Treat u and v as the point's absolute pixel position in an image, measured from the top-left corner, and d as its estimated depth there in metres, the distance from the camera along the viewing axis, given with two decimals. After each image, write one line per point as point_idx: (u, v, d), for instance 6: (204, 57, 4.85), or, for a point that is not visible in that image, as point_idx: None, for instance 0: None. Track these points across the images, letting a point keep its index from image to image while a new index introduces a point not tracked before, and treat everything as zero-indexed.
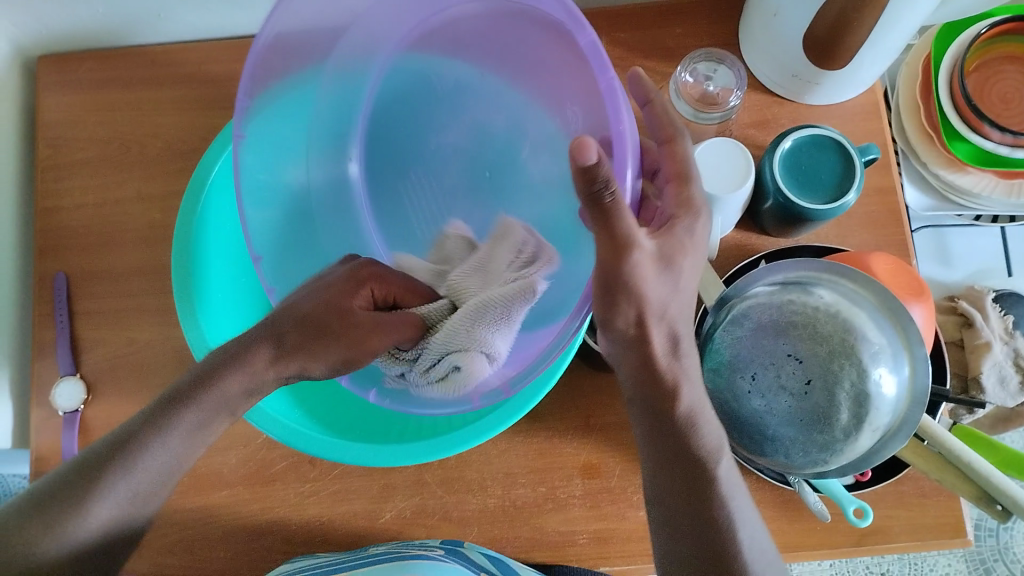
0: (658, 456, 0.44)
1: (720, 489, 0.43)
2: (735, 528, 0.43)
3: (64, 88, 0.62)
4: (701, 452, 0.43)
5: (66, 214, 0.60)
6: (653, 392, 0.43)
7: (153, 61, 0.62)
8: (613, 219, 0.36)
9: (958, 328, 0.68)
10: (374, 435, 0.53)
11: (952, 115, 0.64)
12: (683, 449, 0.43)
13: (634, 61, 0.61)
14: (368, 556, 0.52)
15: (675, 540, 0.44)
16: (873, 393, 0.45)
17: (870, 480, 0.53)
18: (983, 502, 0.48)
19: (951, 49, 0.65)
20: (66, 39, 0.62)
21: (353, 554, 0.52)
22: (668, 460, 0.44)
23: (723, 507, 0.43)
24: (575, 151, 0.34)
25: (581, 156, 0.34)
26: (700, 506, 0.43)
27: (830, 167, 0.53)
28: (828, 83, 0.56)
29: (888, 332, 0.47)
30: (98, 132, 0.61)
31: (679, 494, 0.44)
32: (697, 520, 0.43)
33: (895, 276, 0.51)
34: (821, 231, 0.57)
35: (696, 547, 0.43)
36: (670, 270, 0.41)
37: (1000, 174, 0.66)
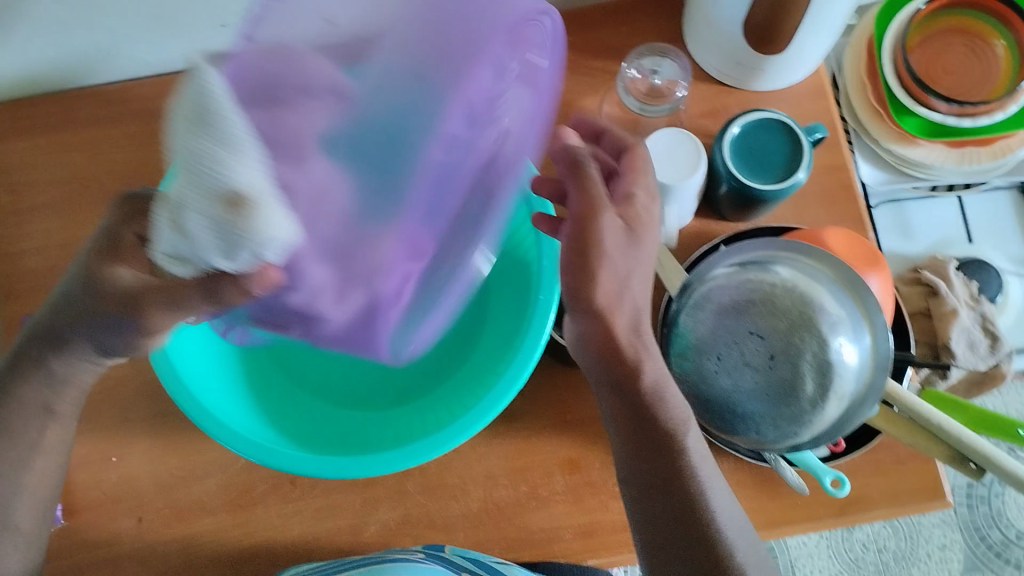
0: (628, 429, 0.45)
1: (688, 458, 0.44)
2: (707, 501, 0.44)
3: (22, 132, 0.63)
4: (669, 421, 0.44)
5: (31, 256, 0.61)
6: (616, 366, 0.44)
7: (108, 99, 0.63)
8: (590, 188, 0.43)
9: (924, 298, 0.69)
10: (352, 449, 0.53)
11: (899, 91, 0.66)
12: (654, 421, 0.44)
13: (582, 62, 0.63)
14: (348, 562, 0.52)
15: (645, 514, 0.45)
16: (835, 361, 0.46)
17: (844, 450, 0.54)
18: (956, 462, 0.49)
19: (893, 26, 0.67)
20: (20, 85, 0.62)
21: (334, 561, 0.53)
22: (638, 431, 0.45)
23: (695, 474, 0.44)
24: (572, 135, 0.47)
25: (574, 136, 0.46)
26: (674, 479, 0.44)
27: (778, 147, 0.54)
28: (771, 68, 0.58)
29: (846, 303, 0.48)
30: (58, 172, 0.62)
31: (646, 463, 0.45)
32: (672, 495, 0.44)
33: (850, 247, 0.52)
34: (777, 211, 0.59)
35: (670, 518, 0.44)
36: (634, 238, 0.44)
37: (950, 144, 0.67)
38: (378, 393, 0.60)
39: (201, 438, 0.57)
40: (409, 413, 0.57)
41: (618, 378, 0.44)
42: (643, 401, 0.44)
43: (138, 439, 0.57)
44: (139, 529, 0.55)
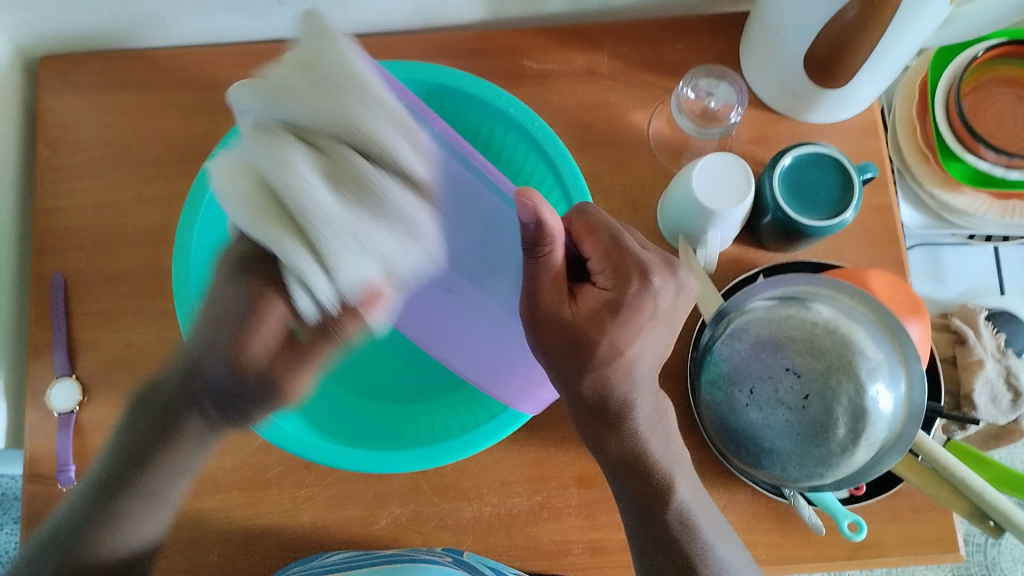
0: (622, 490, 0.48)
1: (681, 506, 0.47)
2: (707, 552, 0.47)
3: (68, 89, 0.62)
4: (658, 484, 0.46)
5: (65, 215, 0.60)
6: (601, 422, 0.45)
7: (157, 63, 0.62)
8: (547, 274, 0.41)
9: (952, 345, 0.68)
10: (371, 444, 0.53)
11: (948, 135, 0.65)
12: (644, 481, 0.46)
13: (636, 75, 0.62)
14: (378, 557, 0.53)
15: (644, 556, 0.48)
16: (870, 408, 0.46)
17: (865, 493, 0.53)
18: (975, 518, 0.49)
19: (950, 68, 0.66)
20: (70, 41, 0.62)
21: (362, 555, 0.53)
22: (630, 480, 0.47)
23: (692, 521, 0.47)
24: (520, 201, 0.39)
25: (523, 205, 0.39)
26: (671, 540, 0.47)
27: (830, 185, 0.54)
28: (827, 102, 0.57)
29: (885, 347, 0.47)
30: (100, 133, 0.62)
31: (641, 525, 0.48)
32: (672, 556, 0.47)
33: (892, 292, 0.52)
34: (818, 246, 0.58)
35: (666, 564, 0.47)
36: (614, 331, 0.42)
37: (994, 196, 0.66)
38: (399, 390, 0.61)
39: None
40: (429, 413, 0.57)
41: (593, 432, 0.46)
42: (636, 466, 0.46)
43: None
44: None
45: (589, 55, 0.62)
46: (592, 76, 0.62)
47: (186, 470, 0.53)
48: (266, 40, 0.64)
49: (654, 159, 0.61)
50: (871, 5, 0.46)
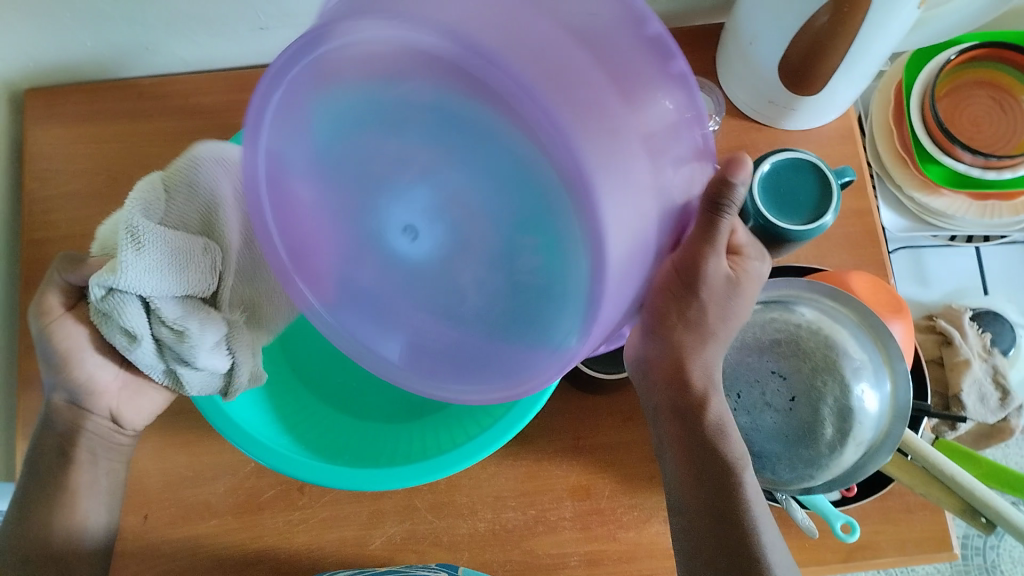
0: (686, 457, 0.45)
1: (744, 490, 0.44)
2: (762, 539, 0.44)
3: (52, 121, 0.63)
4: (731, 457, 0.44)
5: (51, 245, 0.61)
6: (683, 392, 0.44)
7: (142, 92, 0.63)
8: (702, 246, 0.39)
9: (938, 346, 0.69)
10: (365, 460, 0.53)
11: (925, 139, 0.66)
12: (715, 450, 0.44)
13: None
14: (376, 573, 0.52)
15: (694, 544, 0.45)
16: (856, 407, 0.46)
17: (855, 495, 0.54)
18: (967, 515, 0.49)
19: (923, 74, 0.67)
20: (54, 73, 0.62)
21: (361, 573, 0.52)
22: (697, 463, 0.45)
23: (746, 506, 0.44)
24: (733, 167, 0.38)
25: (738, 170, 0.37)
26: (734, 525, 0.44)
27: (808, 190, 0.54)
28: (804, 109, 0.58)
29: (869, 348, 0.48)
30: (85, 162, 0.62)
31: (707, 493, 0.44)
32: (730, 543, 0.44)
33: (874, 292, 0.52)
34: (800, 252, 0.59)
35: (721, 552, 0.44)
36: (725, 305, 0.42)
37: (973, 197, 0.67)
38: (393, 406, 0.60)
39: (211, 440, 0.57)
40: (423, 428, 0.57)
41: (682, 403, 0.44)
42: (709, 433, 0.44)
43: (149, 436, 0.57)
44: (141, 527, 0.55)
45: None
46: None
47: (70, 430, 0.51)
48: (248, 66, 0.65)
49: None
50: (840, 11, 0.47)
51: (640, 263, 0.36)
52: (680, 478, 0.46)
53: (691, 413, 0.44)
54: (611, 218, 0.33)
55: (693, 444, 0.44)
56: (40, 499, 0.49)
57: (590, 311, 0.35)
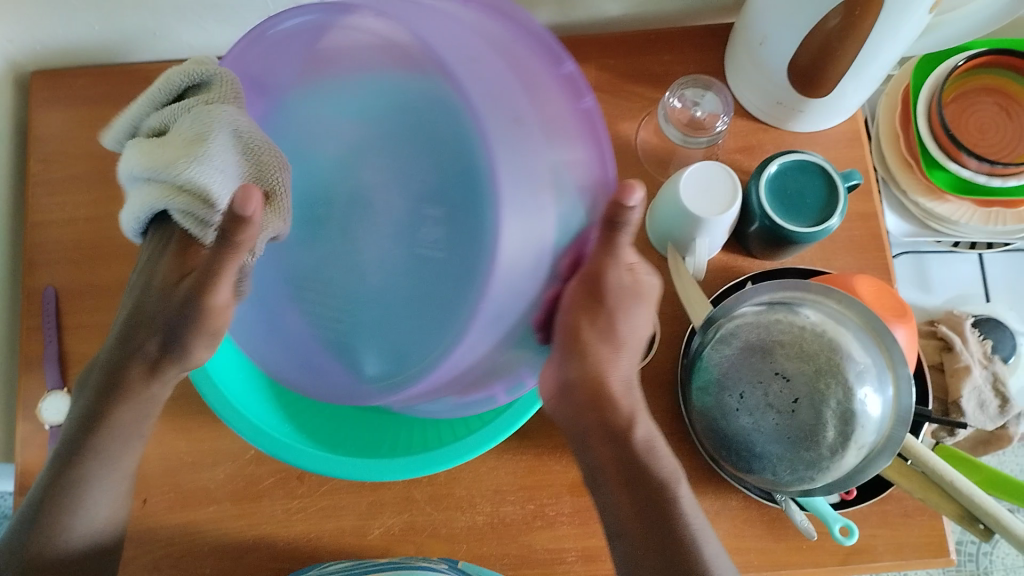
0: (616, 476, 0.46)
1: (683, 508, 0.45)
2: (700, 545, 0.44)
3: (58, 103, 0.62)
4: (660, 471, 0.46)
5: (53, 228, 0.60)
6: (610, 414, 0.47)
7: (148, 77, 0.63)
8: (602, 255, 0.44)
9: (939, 351, 0.69)
10: (368, 451, 0.53)
11: (931, 144, 0.66)
12: (645, 467, 0.46)
13: (623, 86, 0.63)
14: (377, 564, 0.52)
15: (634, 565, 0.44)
16: (858, 411, 0.46)
17: (855, 498, 0.54)
18: (965, 521, 0.49)
19: (931, 79, 0.67)
20: (60, 55, 0.62)
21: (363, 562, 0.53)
22: (633, 485, 0.45)
23: (687, 527, 0.44)
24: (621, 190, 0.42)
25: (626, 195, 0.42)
26: (670, 537, 0.44)
27: (815, 192, 0.54)
28: (812, 111, 0.58)
29: (872, 352, 0.48)
30: (89, 146, 0.62)
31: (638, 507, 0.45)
32: (668, 552, 0.44)
33: (878, 296, 0.52)
34: (805, 253, 0.59)
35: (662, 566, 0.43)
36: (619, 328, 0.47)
37: (978, 203, 0.67)
38: None
39: (210, 427, 0.57)
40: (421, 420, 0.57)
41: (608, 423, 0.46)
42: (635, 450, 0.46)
43: None
44: (141, 511, 0.55)
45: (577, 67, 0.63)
46: None
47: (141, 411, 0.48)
48: None
49: (642, 168, 0.61)
50: (852, 15, 0.47)
51: (540, 265, 0.45)
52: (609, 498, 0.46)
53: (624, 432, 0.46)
54: (513, 224, 0.45)
55: (626, 459, 0.46)
56: (75, 481, 0.46)
57: (482, 285, 0.48)
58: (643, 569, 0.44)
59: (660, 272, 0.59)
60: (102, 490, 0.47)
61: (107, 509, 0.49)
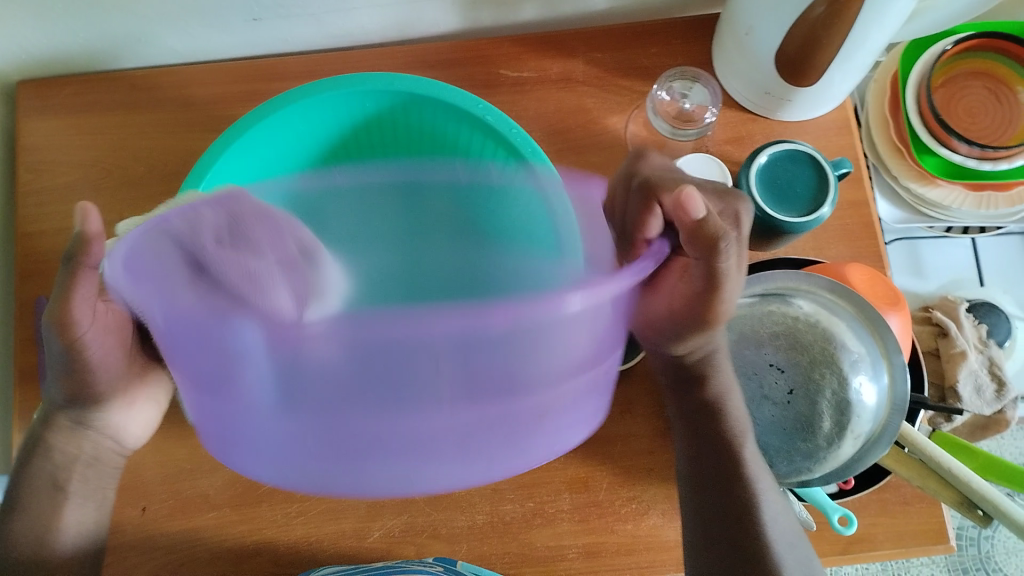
0: (689, 434, 0.49)
1: (746, 461, 0.47)
2: (761, 511, 0.46)
3: (44, 113, 0.62)
4: (728, 431, 0.48)
5: (42, 239, 0.60)
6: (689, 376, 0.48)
7: (133, 84, 0.62)
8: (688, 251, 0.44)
9: (935, 337, 0.69)
10: None
11: (921, 130, 0.66)
12: (713, 424, 0.48)
13: (612, 80, 0.62)
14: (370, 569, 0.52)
15: (690, 517, 0.48)
16: (854, 401, 0.46)
17: (853, 487, 0.54)
18: (963, 507, 0.49)
19: (920, 64, 0.67)
20: (44, 64, 0.62)
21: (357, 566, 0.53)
22: (699, 443, 0.49)
23: (753, 484, 0.46)
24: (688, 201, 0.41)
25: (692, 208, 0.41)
26: (733, 503, 0.47)
27: (805, 180, 0.54)
28: (800, 100, 0.58)
29: (867, 341, 0.48)
30: (77, 155, 0.61)
31: (709, 467, 0.48)
32: (732, 519, 0.46)
33: (871, 284, 0.52)
34: (798, 243, 0.58)
35: (720, 513, 0.47)
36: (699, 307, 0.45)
37: (969, 187, 0.67)
38: None
39: None
40: None
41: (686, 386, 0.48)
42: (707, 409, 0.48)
43: None
44: (140, 520, 0.54)
45: (564, 61, 0.63)
46: (567, 82, 0.62)
47: (50, 481, 0.47)
48: (241, 57, 0.64)
49: None
50: (837, 2, 0.47)
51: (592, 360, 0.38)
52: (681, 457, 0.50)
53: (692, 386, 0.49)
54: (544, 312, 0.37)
55: (689, 414, 0.50)
56: (32, 497, 0.47)
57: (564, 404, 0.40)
58: (709, 533, 0.47)
59: None
60: (50, 500, 0.47)
61: (80, 519, 0.49)
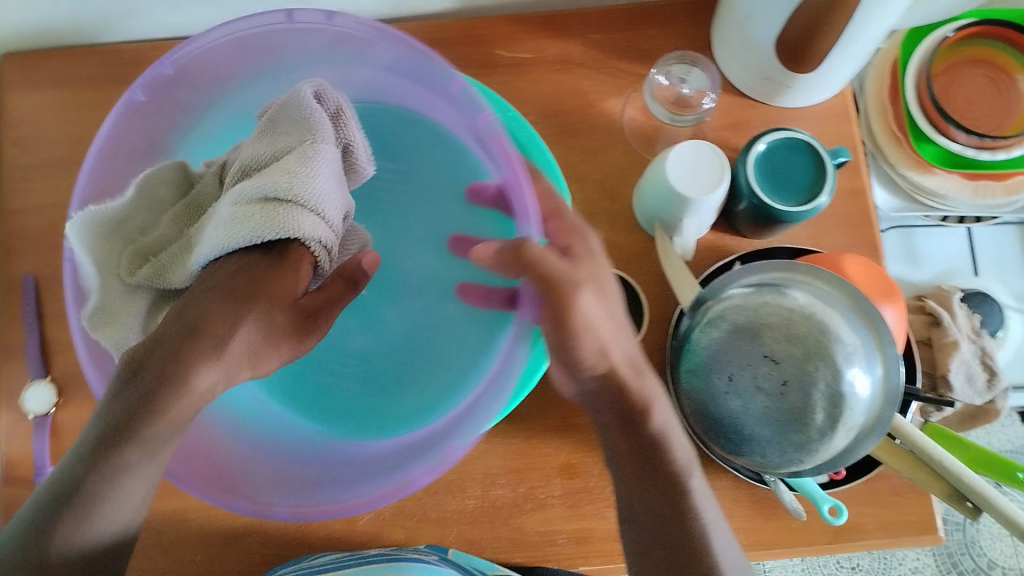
0: (632, 459, 0.48)
1: (693, 499, 0.47)
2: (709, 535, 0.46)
3: (30, 87, 0.61)
4: (674, 461, 0.47)
5: (29, 216, 0.59)
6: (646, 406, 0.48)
7: (121, 59, 0.61)
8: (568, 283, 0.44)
9: (927, 327, 0.69)
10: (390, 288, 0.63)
11: (920, 118, 0.65)
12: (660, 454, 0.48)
13: (609, 63, 0.61)
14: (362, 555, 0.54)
15: (641, 552, 0.47)
16: (847, 393, 0.46)
17: (844, 477, 0.54)
18: (953, 500, 0.49)
19: (921, 50, 0.66)
20: (30, 37, 0.60)
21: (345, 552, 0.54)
22: (645, 468, 0.48)
23: (699, 518, 0.46)
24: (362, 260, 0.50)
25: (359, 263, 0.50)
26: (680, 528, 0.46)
27: (804, 168, 0.54)
28: (800, 86, 0.57)
29: (861, 332, 0.48)
30: (64, 131, 0.60)
31: (655, 495, 0.47)
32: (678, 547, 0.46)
33: (868, 276, 0.51)
34: (794, 231, 0.58)
35: (664, 542, 0.46)
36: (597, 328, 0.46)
37: (966, 175, 0.67)
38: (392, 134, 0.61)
39: None
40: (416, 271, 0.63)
41: (625, 412, 0.48)
42: (650, 439, 0.48)
43: None
44: None
45: (561, 42, 0.62)
46: (564, 64, 0.61)
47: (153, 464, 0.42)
48: None
49: (629, 147, 0.60)
50: None
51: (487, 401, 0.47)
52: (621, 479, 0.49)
53: (638, 420, 0.48)
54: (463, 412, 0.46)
55: (636, 449, 0.48)
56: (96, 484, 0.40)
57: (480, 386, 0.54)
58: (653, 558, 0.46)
59: (649, 253, 0.58)
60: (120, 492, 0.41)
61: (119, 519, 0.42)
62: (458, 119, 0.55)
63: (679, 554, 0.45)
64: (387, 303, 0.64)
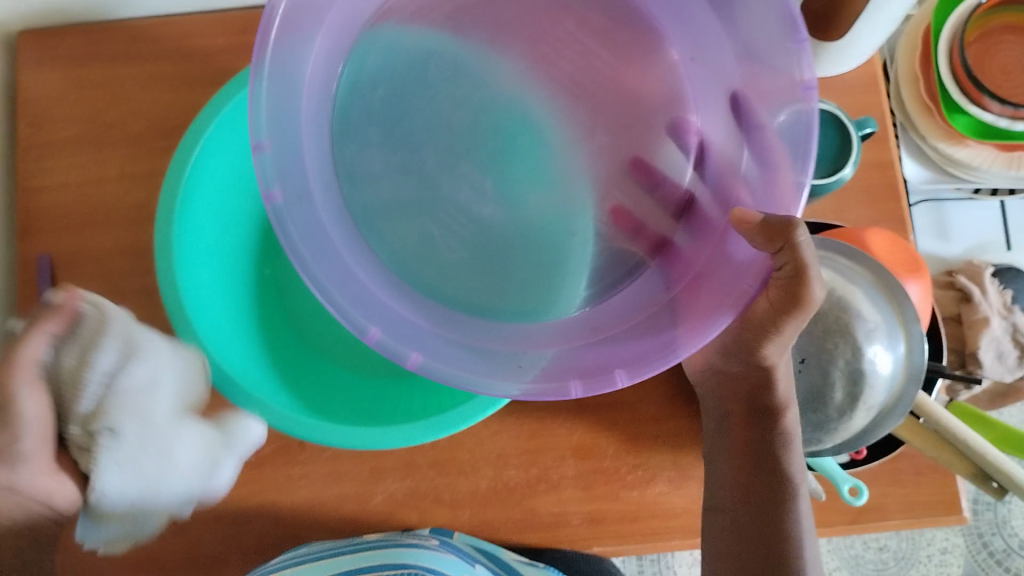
0: (745, 457, 0.47)
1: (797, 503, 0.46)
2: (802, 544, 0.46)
3: (45, 64, 0.60)
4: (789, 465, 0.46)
5: (46, 195, 0.59)
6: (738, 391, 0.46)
7: (136, 36, 0.61)
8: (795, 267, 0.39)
9: (956, 303, 0.66)
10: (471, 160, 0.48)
11: (951, 86, 0.63)
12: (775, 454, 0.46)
13: None
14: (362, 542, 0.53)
15: (722, 542, 0.47)
16: (867, 371, 0.46)
17: (865, 457, 0.53)
18: (978, 479, 0.48)
19: (952, 18, 0.63)
20: (46, 16, 0.60)
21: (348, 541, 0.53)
22: (753, 467, 0.47)
23: (796, 528, 0.46)
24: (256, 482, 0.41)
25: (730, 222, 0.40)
26: (775, 533, 0.46)
27: (827, 140, 0.52)
28: (825, 56, 0.55)
29: (883, 309, 0.46)
30: (79, 110, 0.60)
31: (761, 492, 0.47)
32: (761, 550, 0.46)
33: (891, 251, 0.50)
34: (817, 206, 0.56)
35: (756, 544, 0.46)
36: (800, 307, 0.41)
37: (1000, 147, 0.65)
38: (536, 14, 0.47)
39: None
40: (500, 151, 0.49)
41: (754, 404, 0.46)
42: (773, 439, 0.46)
43: None
44: None
45: None
46: None
47: None
48: (245, 8, 0.62)
49: None
50: None
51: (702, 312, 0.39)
52: (723, 468, 0.48)
53: (766, 416, 0.46)
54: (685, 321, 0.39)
55: (756, 445, 0.47)
56: None
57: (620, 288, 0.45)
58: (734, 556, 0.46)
59: None
60: None
61: None
62: (724, 60, 0.42)
63: (770, 552, 0.46)
64: (540, 186, 0.49)
